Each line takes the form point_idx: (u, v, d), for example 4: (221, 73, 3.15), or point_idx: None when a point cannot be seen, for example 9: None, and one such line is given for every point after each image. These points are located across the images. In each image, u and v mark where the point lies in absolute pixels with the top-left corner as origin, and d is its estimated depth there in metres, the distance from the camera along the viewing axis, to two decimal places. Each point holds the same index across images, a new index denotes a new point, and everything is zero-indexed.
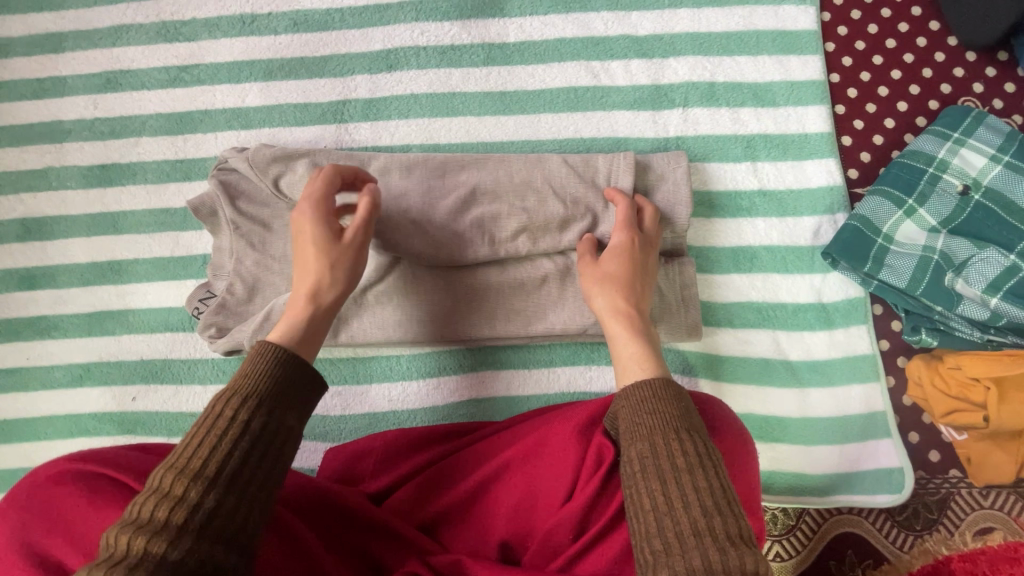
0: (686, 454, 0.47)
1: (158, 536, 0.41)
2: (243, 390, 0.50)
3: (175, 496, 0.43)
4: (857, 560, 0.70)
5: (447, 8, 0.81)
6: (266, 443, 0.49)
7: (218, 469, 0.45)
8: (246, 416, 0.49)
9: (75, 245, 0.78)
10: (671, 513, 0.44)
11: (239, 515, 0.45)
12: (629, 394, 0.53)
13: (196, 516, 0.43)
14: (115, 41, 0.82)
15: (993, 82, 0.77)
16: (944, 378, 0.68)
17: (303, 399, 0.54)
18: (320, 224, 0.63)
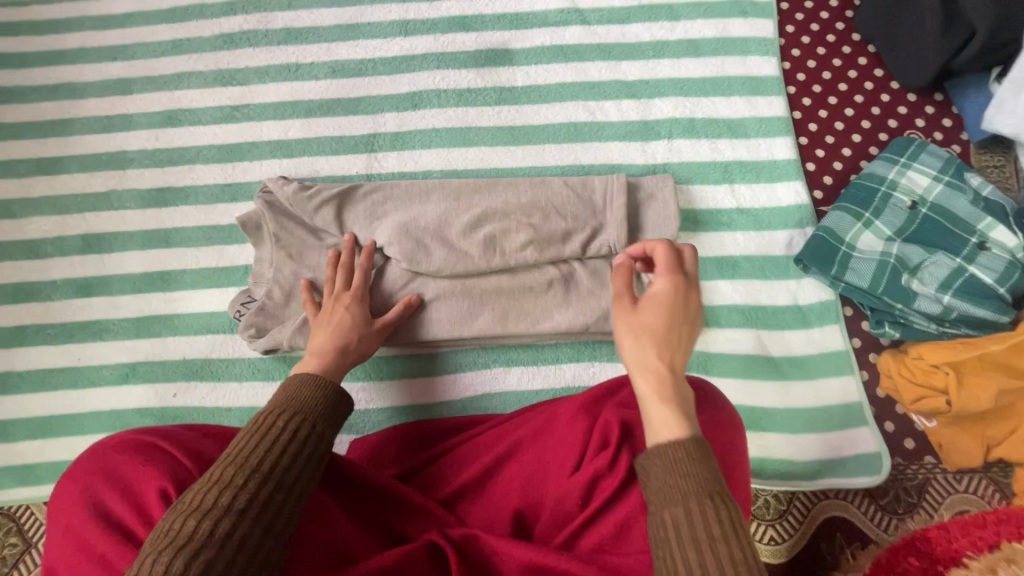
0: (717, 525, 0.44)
1: (220, 517, 0.50)
2: (292, 407, 0.61)
3: (234, 486, 0.52)
4: (846, 543, 0.74)
5: (465, 58, 0.95)
6: (308, 450, 0.59)
7: (272, 466, 0.55)
8: (296, 425, 0.60)
9: (130, 257, 0.87)
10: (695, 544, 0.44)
11: (286, 508, 0.54)
12: (658, 455, 0.48)
13: (251, 505, 0.52)
14: (177, 85, 0.95)
15: (932, 118, 0.90)
16: (910, 369, 0.76)
17: (337, 416, 0.65)
18: (362, 308, 0.76)
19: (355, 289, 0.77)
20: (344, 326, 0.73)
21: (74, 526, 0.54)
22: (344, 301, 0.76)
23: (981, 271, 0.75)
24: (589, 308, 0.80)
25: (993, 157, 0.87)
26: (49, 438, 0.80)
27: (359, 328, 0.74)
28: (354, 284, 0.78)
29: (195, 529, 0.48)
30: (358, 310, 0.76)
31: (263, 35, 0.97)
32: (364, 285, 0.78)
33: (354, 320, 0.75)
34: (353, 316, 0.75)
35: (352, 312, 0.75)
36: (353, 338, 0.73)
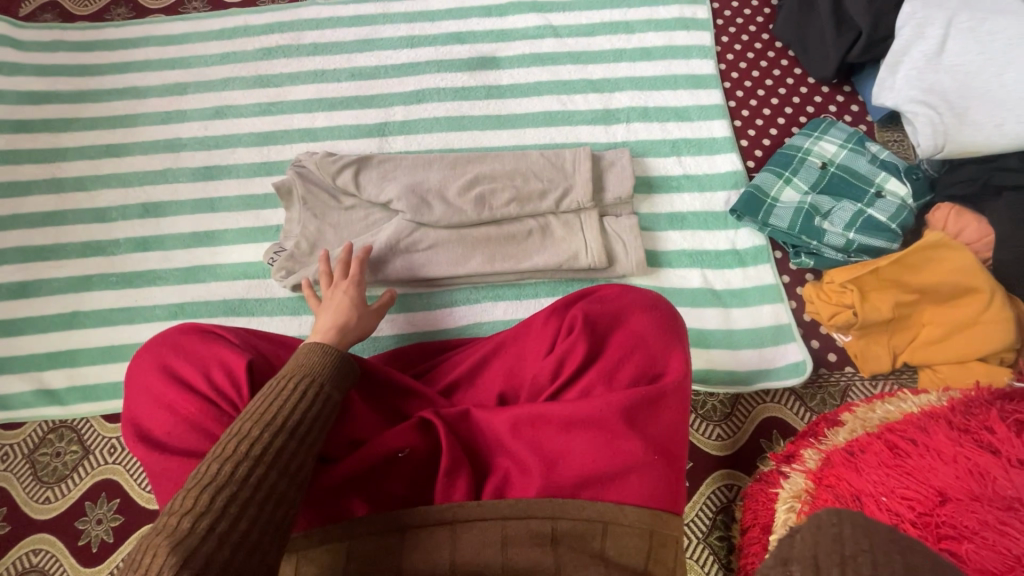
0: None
1: (241, 461, 0.58)
2: (300, 371, 0.69)
3: (252, 436, 0.60)
4: (781, 437, 0.88)
5: (460, 64, 1.16)
6: (318, 407, 0.66)
7: (285, 420, 0.63)
8: (305, 387, 0.67)
9: (182, 220, 1.05)
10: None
11: (298, 454, 0.62)
12: None
13: (269, 451, 0.60)
14: (225, 88, 1.16)
15: (842, 105, 1.10)
16: (827, 293, 0.92)
17: (343, 379, 0.72)
18: (358, 292, 0.89)
19: (353, 278, 0.90)
20: (345, 307, 0.86)
21: (151, 384, 0.70)
22: (343, 287, 0.88)
23: (878, 212, 0.93)
24: (562, 249, 0.97)
25: (892, 134, 1.07)
26: (109, 364, 0.96)
27: (357, 308, 0.87)
28: (352, 275, 0.90)
29: (221, 471, 0.57)
30: (355, 293, 0.89)
31: (296, 49, 1.19)
32: (360, 274, 0.91)
33: (352, 301, 0.87)
34: (351, 298, 0.87)
35: (350, 294, 0.88)
36: (353, 318, 0.85)
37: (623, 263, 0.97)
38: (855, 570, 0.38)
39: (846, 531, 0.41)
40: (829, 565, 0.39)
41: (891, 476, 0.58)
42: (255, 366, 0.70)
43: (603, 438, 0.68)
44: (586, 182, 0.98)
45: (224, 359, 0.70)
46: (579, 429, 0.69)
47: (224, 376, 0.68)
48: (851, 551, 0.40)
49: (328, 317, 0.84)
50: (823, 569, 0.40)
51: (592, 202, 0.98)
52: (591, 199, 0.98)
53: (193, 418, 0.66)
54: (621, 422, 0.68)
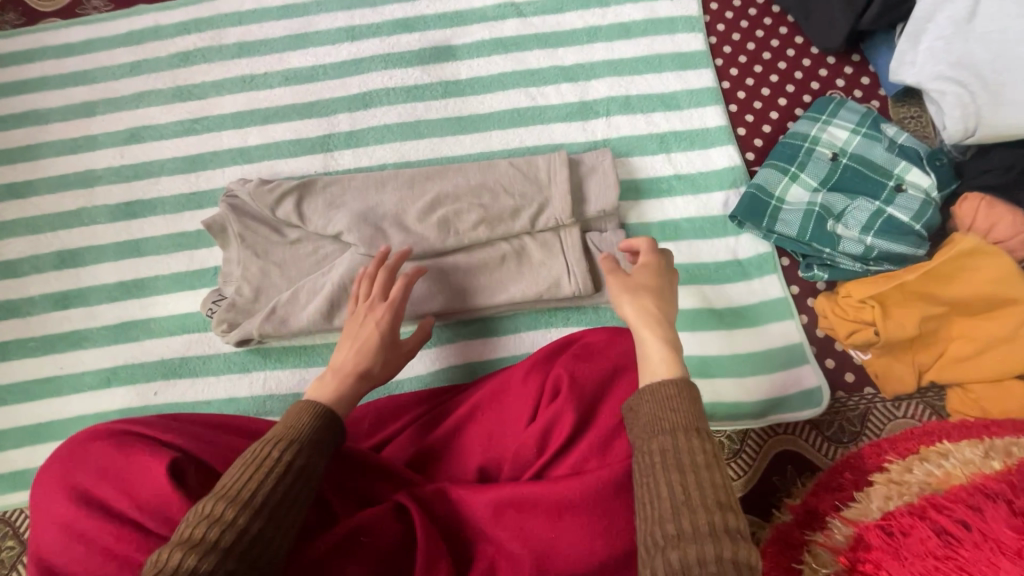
0: (700, 453, 0.57)
1: (207, 553, 0.51)
2: (288, 437, 0.61)
3: (224, 520, 0.53)
4: (797, 473, 0.79)
5: (410, 58, 1.00)
6: (299, 483, 0.59)
7: (262, 501, 0.56)
8: (290, 458, 0.60)
9: (104, 268, 0.92)
10: (688, 509, 0.53)
11: (272, 543, 0.55)
12: (655, 394, 0.62)
13: (239, 540, 0.53)
14: (138, 104, 1.00)
15: (851, 78, 0.96)
16: (842, 307, 0.81)
17: (329, 447, 0.64)
18: (393, 325, 0.76)
19: (391, 302, 0.76)
20: (373, 344, 0.74)
21: (61, 511, 0.60)
22: (378, 315, 0.76)
23: (900, 212, 0.81)
24: (541, 274, 0.85)
25: (909, 109, 0.93)
26: (36, 444, 0.84)
27: (385, 347, 0.75)
28: (391, 296, 0.77)
29: (180, 565, 0.49)
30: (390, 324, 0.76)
31: (217, 51, 1.02)
32: (401, 299, 0.77)
33: (383, 338, 0.75)
34: (383, 332, 0.75)
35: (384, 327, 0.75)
36: (376, 364, 0.73)
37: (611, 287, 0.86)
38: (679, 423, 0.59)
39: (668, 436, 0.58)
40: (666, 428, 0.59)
41: (940, 572, 0.48)
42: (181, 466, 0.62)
43: (599, 524, 0.61)
44: (565, 195, 0.85)
45: (141, 467, 0.61)
46: (569, 513, 0.61)
47: (146, 489, 0.59)
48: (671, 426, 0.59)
49: (356, 354, 0.73)
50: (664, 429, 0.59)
51: (573, 219, 0.85)
52: (571, 215, 0.85)
53: (113, 548, 0.57)
54: (615, 500, 0.62)
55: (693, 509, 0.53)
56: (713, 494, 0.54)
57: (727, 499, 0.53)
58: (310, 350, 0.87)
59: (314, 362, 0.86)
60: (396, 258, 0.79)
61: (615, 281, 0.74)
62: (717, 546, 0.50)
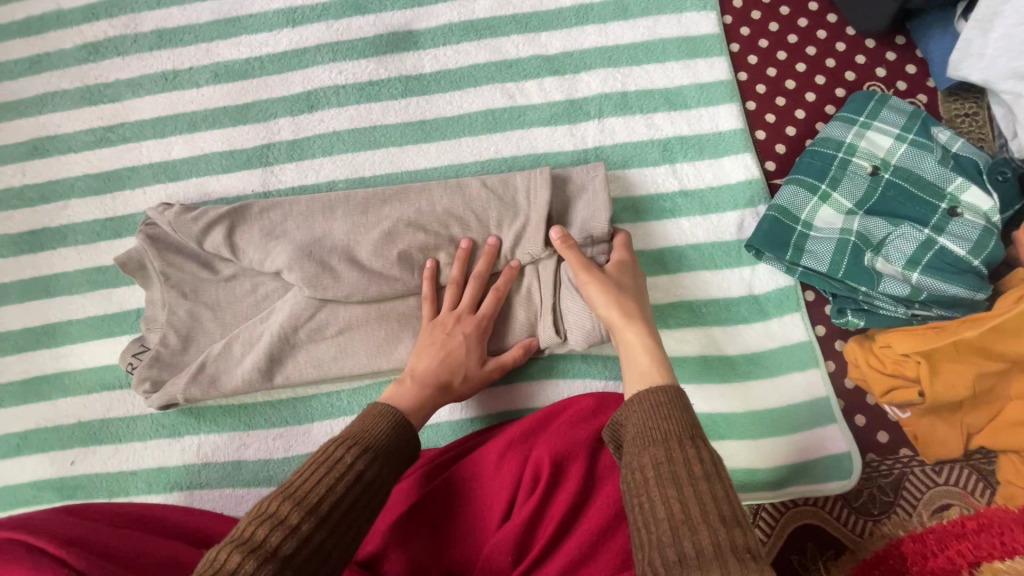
0: (702, 462, 0.47)
1: (266, 561, 0.45)
2: (364, 440, 0.57)
3: (287, 524, 0.48)
4: (818, 552, 0.68)
5: (363, 47, 0.83)
6: (366, 494, 0.54)
7: (328, 508, 0.51)
8: (362, 465, 0.55)
9: (7, 312, 0.78)
10: (690, 528, 0.43)
11: (330, 560, 0.49)
12: (641, 399, 0.54)
13: (298, 550, 0.48)
14: (41, 109, 0.84)
15: (894, 66, 0.79)
16: (879, 357, 0.68)
17: (403, 458, 0.59)
18: (479, 341, 0.70)
19: (481, 314, 0.70)
20: (455, 358, 0.69)
21: None
22: (465, 326, 0.70)
23: (953, 242, 0.67)
24: (517, 325, 0.72)
25: (964, 105, 0.77)
26: None
27: (468, 363, 0.69)
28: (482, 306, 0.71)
29: (239, 567, 0.44)
30: (477, 338, 0.70)
31: (131, 42, 0.85)
32: (491, 313, 0.71)
33: (467, 353, 0.69)
34: (470, 346, 0.69)
35: (471, 341, 0.70)
36: (456, 380, 0.68)
37: (575, 337, 0.69)
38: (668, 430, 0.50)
39: (657, 446, 0.49)
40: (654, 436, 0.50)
41: None
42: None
43: None
44: (535, 228, 0.70)
45: None
46: None
47: None
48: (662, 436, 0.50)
49: (439, 367, 0.68)
50: (653, 439, 0.50)
51: (549, 251, 0.71)
52: (548, 248, 0.70)
53: None
54: None
55: (695, 528, 0.43)
56: (718, 507, 0.44)
57: (733, 513, 0.44)
58: (251, 410, 0.74)
59: (257, 423, 0.74)
60: (484, 256, 0.71)
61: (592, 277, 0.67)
62: (725, 570, 0.40)
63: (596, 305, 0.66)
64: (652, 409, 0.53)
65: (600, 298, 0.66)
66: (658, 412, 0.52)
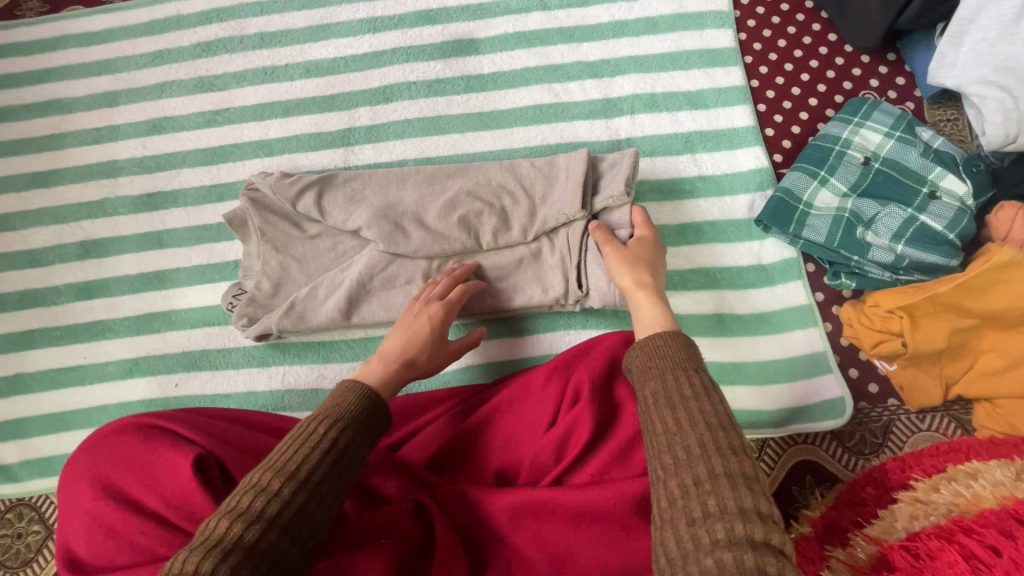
0: (692, 387, 0.59)
1: (253, 522, 0.54)
2: (333, 416, 0.66)
3: (271, 490, 0.57)
4: (816, 484, 0.78)
5: (432, 51, 0.99)
6: (342, 461, 0.63)
7: (305, 474, 0.59)
8: (335, 436, 0.64)
9: (126, 259, 0.93)
10: (682, 435, 0.55)
11: (313, 517, 0.58)
12: (645, 345, 0.66)
13: (283, 510, 0.56)
14: (160, 94, 1.00)
15: (886, 77, 0.93)
16: (869, 316, 0.79)
17: (371, 428, 0.68)
18: (441, 326, 0.80)
19: (447, 303, 0.81)
20: (419, 338, 0.79)
21: (85, 504, 0.62)
22: (431, 312, 0.80)
23: (933, 219, 0.79)
24: (550, 284, 0.85)
25: (946, 111, 0.90)
26: (63, 431, 0.86)
27: (429, 344, 0.79)
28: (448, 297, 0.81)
29: (228, 530, 0.53)
30: (439, 324, 0.80)
31: (238, 42, 1.01)
32: (455, 303, 0.81)
33: (430, 334, 0.79)
34: (434, 328, 0.80)
35: (434, 324, 0.80)
36: (417, 357, 0.78)
37: (595, 296, 0.83)
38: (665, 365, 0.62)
39: (657, 380, 0.61)
40: (655, 371, 0.62)
41: None
42: (206, 459, 0.63)
43: (617, 535, 0.62)
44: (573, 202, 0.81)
45: (168, 460, 0.62)
46: (589, 519, 0.62)
47: (171, 484, 0.61)
48: (660, 370, 0.62)
49: (405, 345, 0.78)
50: (653, 375, 0.62)
51: (583, 213, 0.82)
52: (582, 210, 0.82)
53: (140, 539, 0.59)
54: (635, 514, 0.62)
55: (686, 436, 0.55)
56: (707, 418, 0.56)
57: (720, 421, 0.55)
58: (328, 346, 0.87)
59: (333, 357, 0.87)
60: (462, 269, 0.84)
61: (613, 248, 0.80)
62: (709, 464, 0.52)
63: (615, 273, 0.79)
64: (652, 350, 0.64)
65: (619, 267, 0.78)
66: (658, 352, 0.64)
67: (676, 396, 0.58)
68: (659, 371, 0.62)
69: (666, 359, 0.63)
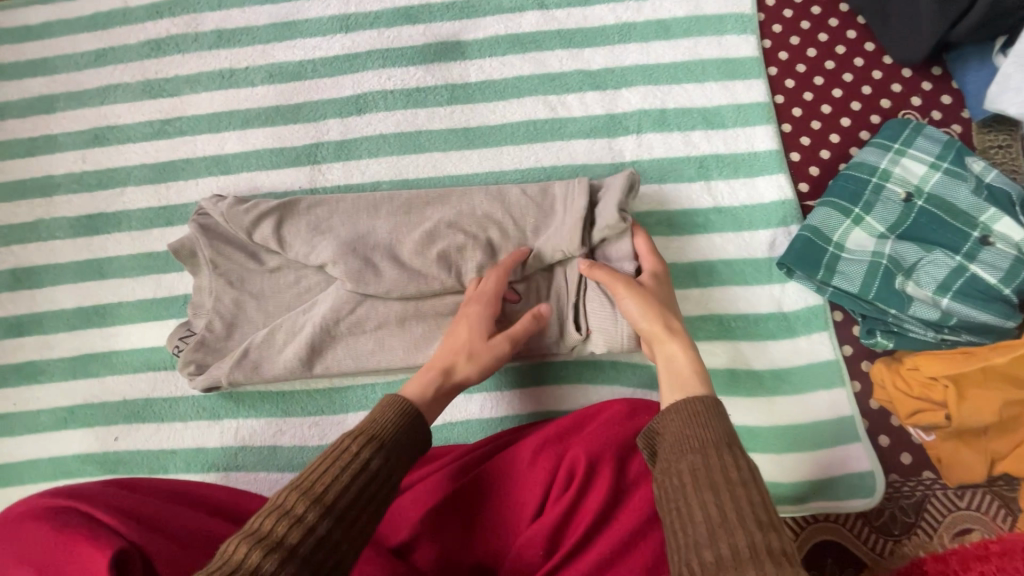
0: (740, 469, 0.48)
1: (271, 551, 0.45)
2: (371, 430, 0.56)
3: (294, 515, 0.48)
4: (837, 569, 0.69)
5: (412, 55, 0.87)
6: (375, 486, 0.53)
7: (334, 499, 0.50)
8: (369, 454, 0.54)
9: (62, 291, 0.82)
10: (728, 530, 0.44)
11: (340, 549, 0.49)
12: (680, 410, 0.55)
13: (307, 541, 0.47)
14: (103, 100, 0.88)
15: (930, 95, 0.81)
16: (906, 380, 0.69)
17: (412, 451, 0.58)
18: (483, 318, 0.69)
19: (484, 294, 0.70)
20: (460, 339, 0.68)
21: None
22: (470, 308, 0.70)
23: (984, 269, 0.68)
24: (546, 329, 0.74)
25: (998, 136, 0.79)
26: None
27: (473, 341, 0.68)
28: (485, 289, 0.71)
29: (245, 559, 0.44)
30: (481, 316, 0.69)
31: (192, 40, 0.89)
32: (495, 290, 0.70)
33: (471, 331, 0.69)
34: (474, 321, 0.69)
35: (474, 318, 0.69)
36: (462, 359, 0.67)
37: (598, 339, 0.71)
38: (706, 436, 0.52)
39: (696, 452, 0.50)
40: (692, 442, 0.52)
41: None
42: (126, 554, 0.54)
43: None
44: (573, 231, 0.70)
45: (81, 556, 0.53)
46: None
47: None
48: (698, 442, 0.51)
49: (445, 348, 0.69)
50: (690, 445, 0.51)
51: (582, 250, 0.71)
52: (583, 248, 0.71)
53: None
54: None
55: (731, 530, 0.44)
56: (754, 512, 0.45)
57: (770, 519, 0.45)
58: (289, 397, 0.77)
59: (294, 410, 0.77)
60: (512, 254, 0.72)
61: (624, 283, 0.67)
62: (760, 569, 0.41)
63: (631, 316, 0.66)
64: (690, 413, 0.54)
65: (637, 307, 0.66)
66: (695, 420, 0.53)
67: (718, 479, 0.48)
68: (698, 443, 0.51)
69: (708, 430, 0.52)
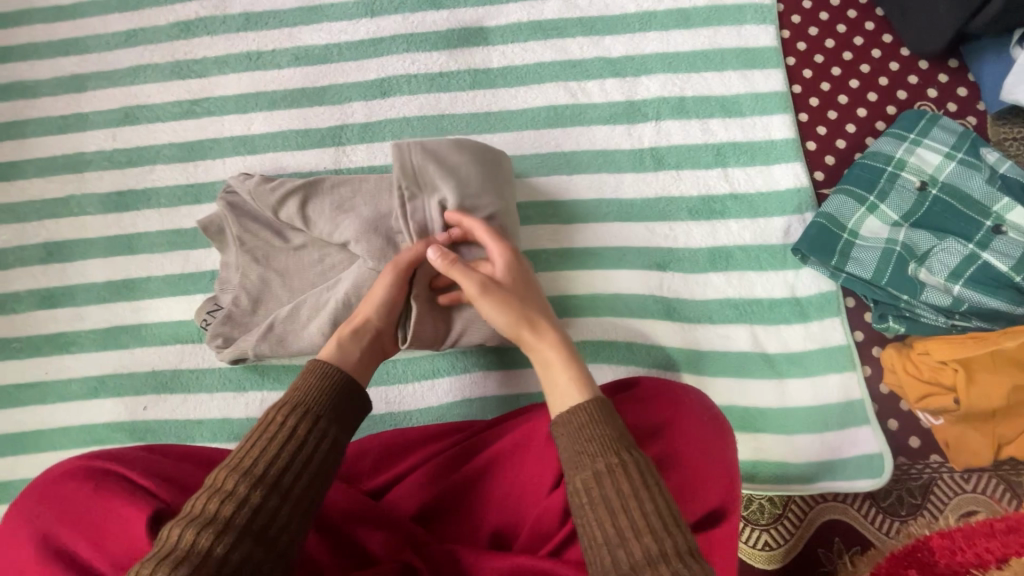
0: (628, 478, 0.49)
1: (206, 527, 0.47)
2: (294, 401, 0.57)
3: (225, 491, 0.50)
4: (845, 548, 0.72)
5: (435, 40, 0.88)
6: (308, 453, 0.54)
7: (263, 470, 0.52)
8: (295, 423, 0.55)
9: (92, 265, 0.84)
10: (626, 547, 0.46)
11: (279, 517, 0.50)
12: (567, 424, 0.54)
13: (242, 512, 0.49)
14: (133, 80, 0.90)
15: (946, 87, 0.82)
16: (917, 365, 0.71)
17: (346, 413, 0.59)
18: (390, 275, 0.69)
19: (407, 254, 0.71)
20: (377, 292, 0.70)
21: (26, 565, 0.54)
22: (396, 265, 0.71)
23: (997, 257, 0.70)
24: None
25: (1013, 129, 0.80)
26: (20, 454, 0.79)
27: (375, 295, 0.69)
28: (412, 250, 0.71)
29: (181, 538, 0.47)
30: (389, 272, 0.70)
31: (221, 22, 0.91)
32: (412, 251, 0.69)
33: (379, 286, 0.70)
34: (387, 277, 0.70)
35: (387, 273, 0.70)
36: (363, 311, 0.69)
37: None
38: (596, 450, 0.51)
39: (593, 470, 0.50)
40: (585, 460, 0.51)
41: None
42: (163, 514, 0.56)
43: None
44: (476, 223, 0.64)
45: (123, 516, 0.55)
46: None
47: (125, 545, 0.54)
48: (590, 458, 0.51)
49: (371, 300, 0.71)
50: (585, 463, 0.51)
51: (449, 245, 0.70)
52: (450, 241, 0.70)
53: None
54: None
55: (627, 545, 0.46)
56: (646, 518, 0.47)
57: (663, 520, 0.47)
58: None
59: None
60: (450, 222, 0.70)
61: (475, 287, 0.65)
62: None
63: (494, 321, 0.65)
64: (576, 427, 0.53)
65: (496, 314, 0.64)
66: (582, 433, 0.53)
67: (612, 495, 0.49)
68: (590, 461, 0.51)
69: (596, 446, 0.51)
